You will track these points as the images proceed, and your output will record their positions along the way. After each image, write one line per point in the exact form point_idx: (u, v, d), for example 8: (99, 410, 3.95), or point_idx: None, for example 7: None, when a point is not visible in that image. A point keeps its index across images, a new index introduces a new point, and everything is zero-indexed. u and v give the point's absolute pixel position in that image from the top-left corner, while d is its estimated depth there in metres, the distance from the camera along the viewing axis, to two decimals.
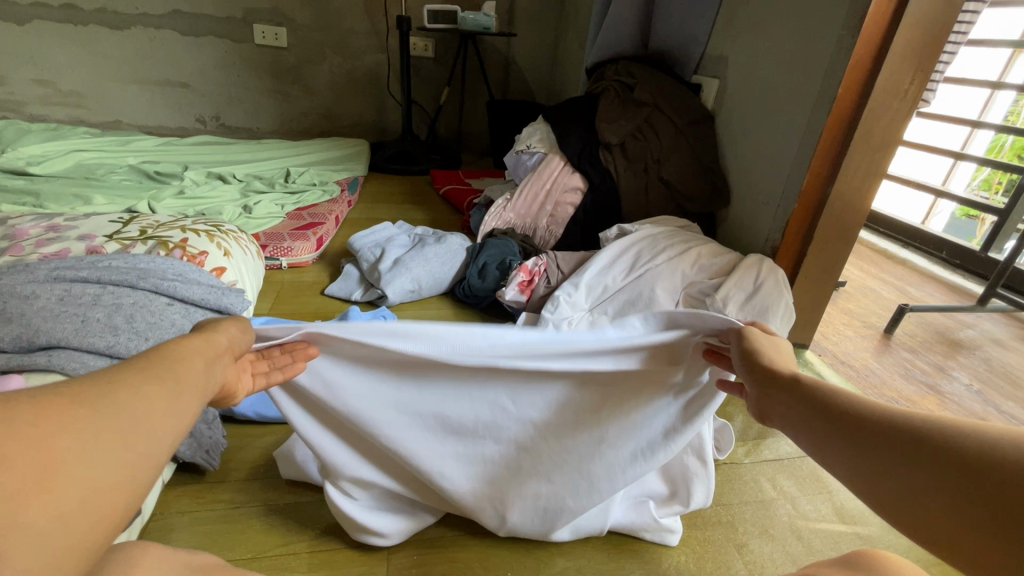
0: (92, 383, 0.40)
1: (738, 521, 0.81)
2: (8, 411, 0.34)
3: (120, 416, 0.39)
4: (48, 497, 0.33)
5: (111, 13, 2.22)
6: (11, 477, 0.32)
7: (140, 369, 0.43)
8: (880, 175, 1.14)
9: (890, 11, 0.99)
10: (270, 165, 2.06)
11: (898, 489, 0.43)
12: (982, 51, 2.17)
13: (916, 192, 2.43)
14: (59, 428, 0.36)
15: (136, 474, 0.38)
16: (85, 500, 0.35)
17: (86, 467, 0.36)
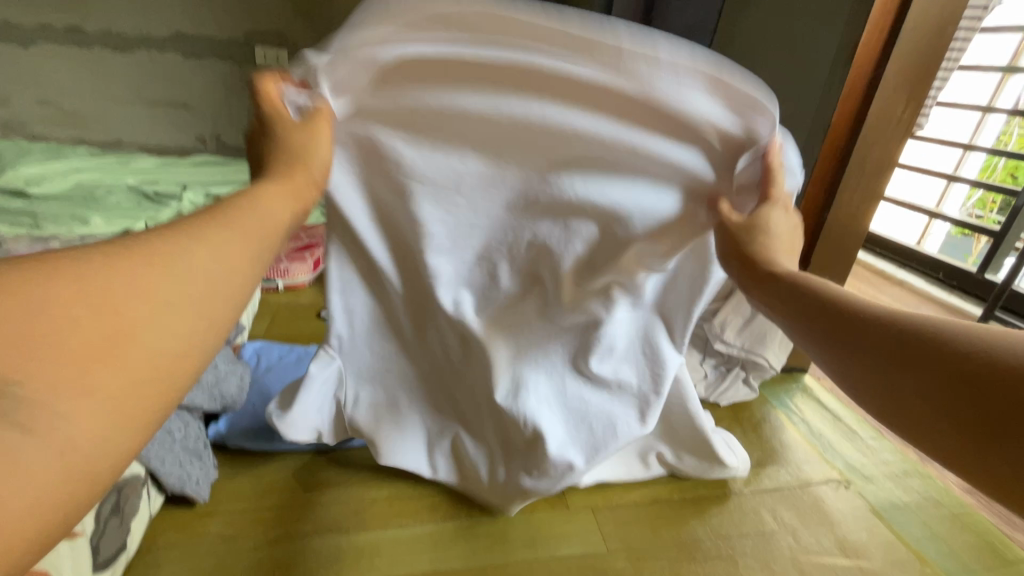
0: (154, 236, 0.36)
1: (737, 554, 0.80)
2: (76, 267, 0.31)
3: (183, 278, 0.35)
4: (111, 360, 0.30)
5: (115, 35, 2.25)
6: (80, 334, 0.29)
7: (204, 224, 0.39)
8: (876, 198, 1.15)
9: (879, 42, 1.02)
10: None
11: (886, 391, 0.39)
12: (973, 76, 2.20)
13: (911, 213, 2.45)
14: (133, 282, 0.33)
15: (213, 332, 0.36)
16: (145, 367, 0.32)
17: (161, 324, 0.33)
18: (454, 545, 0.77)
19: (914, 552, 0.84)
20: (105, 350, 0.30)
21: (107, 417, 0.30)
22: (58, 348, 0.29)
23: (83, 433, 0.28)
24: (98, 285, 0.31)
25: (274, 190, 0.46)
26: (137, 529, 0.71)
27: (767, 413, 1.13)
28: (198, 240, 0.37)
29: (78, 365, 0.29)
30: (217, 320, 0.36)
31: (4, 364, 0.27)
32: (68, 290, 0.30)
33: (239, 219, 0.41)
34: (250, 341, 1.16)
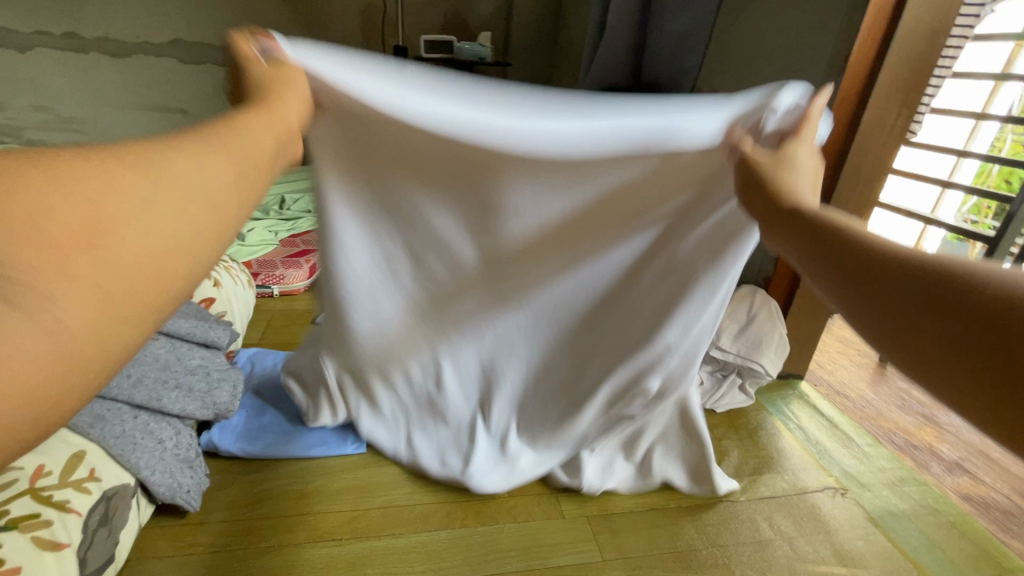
0: (143, 143, 0.34)
1: (734, 563, 0.79)
2: (62, 162, 0.29)
3: (169, 178, 0.32)
4: (98, 253, 0.28)
5: (112, 41, 2.25)
6: (58, 222, 0.27)
7: (190, 140, 0.37)
8: (871, 204, 1.15)
9: (874, 51, 1.02)
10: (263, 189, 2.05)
11: (901, 327, 0.33)
12: (966, 83, 2.23)
13: (906, 219, 2.46)
14: (117, 179, 0.30)
15: (206, 235, 0.33)
16: (134, 263, 0.29)
17: (146, 217, 0.30)
18: (447, 554, 0.76)
19: (911, 560, 0.83)
20: (90, 239, 0.28)
21: (95, 311, 0.27)
22: (30, 238, 0.26)
23: (69, 322, 0.26)
24: (68, 180, 0.29)
25: (256, 120, 0.44)
26: (128, 538, 0.70)
27: (763, 420, 1.13)
28: (179, 152, 0.35)
29: (56, 254, 0.26)
30: (207, 231, 0.33)
31: None
32: (33, 182, 0.28)
33: (219, 139, 0.38)
34: (244, 348, 1.15)
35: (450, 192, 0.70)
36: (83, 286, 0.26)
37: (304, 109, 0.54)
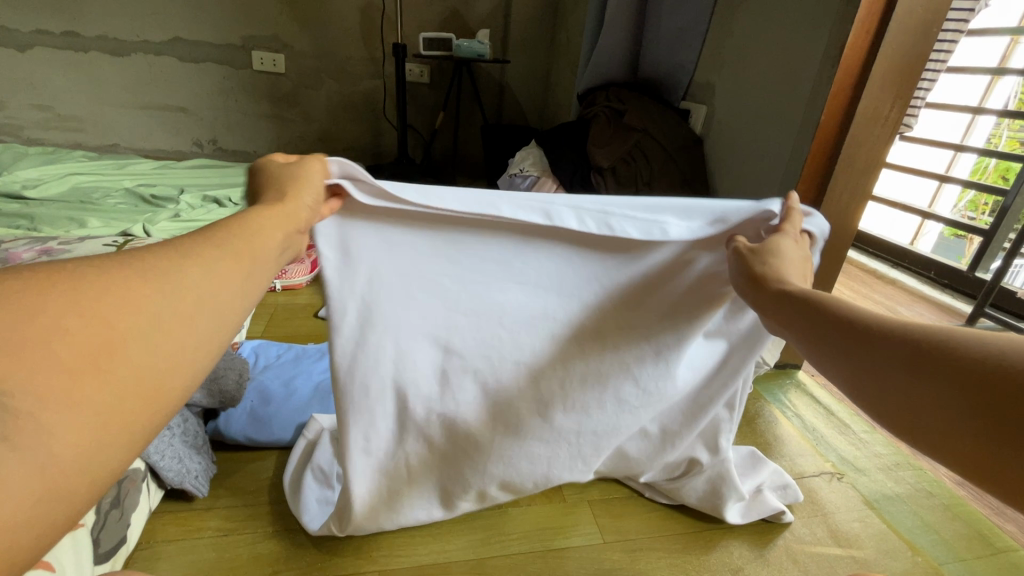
0: (154, 250, 0.37)
1: (732, 544, 0.81)
2: (77, 280, 0.32)
3: (179, 291, 0.35)
4: (101, 379, 0.30)
5: (112, 40, 2.26)
6: (67, 349, 0.30)
7: (201, 246, 0.39)
8: (865, 197, 1.17)
9: (867, 44, 1.03)
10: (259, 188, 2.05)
11: (898, 398, 0.39)
12: (963, 78, 2.24)
13: (903, 213, 2.48)
14: (126, 300, 0.33)
15: (197, 354, 0.36)
16: (129, 384, 0.32)
17: (147, 345, 0.33)
18: (452, 536, 0.78)
19: (906, 541, 0.85)
20: (95, 364, 0.30)
21: (88, 436, 0.30)
22: (41, 366, 0.29)
23: (53, 451, 0.28)
24: (66, 301, 0.31)
25: (262, 214, 0.43)
26: (138, 521, 0.72)
27: (761, 408, 1.15)
28: (186, 254, 0.37)
29: (61, 384, 0.29)
30: (205, 339, 0.36)
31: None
32: (36, 305, 0.30)
33: (224, 238, 0.40)
34: (248, 340, 1.16)
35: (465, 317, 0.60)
36: (72, 414, 0.29)
37: (321, 200, 0.51)
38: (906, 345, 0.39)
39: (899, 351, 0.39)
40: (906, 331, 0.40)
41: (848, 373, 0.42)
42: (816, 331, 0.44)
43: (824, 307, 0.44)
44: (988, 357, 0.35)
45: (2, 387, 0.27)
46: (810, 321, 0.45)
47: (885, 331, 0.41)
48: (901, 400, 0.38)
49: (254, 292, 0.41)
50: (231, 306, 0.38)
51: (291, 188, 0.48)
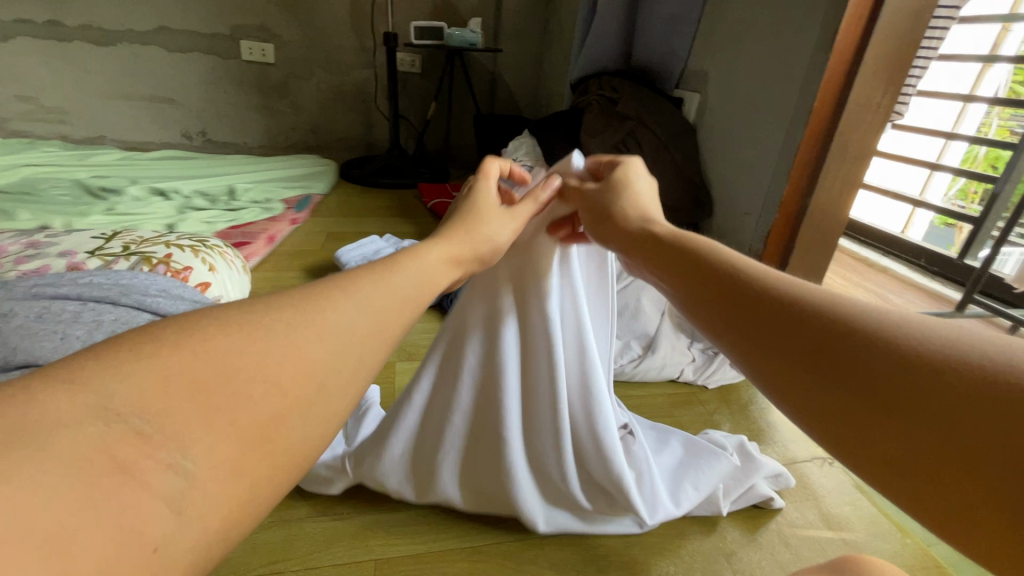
0: (326, 297, 0.38)
1: (725, 529, 0.82)
2: (260, 328, 0.33)
3: (344, 353, 0.36)
4: (267, 449, 0.30)
5: (96, 29, 2.21)
6: (252, 414, 0.30)
7: (369, 297, 0.40)
8: (856, 184, 1.17)
9: (860, 30, 1.03)
10: (204, 183, 1.97)
11: (820, 399, 0.34)
12: (953, 65, 2.25)
13: (894, 202, 2.49)
14: (304, 361, 0.33)
15: (334, 423, 0.35)
16: (289, 451, 0.32)
17: (308, 411, 0.33)
18: (446, 526, 0.78)
19: (895, 523, 0.86)
20: (271, 432, 0.31)
21: (239, 513, 0.29)
22: (216, 438, 0.28)
23: (212, 528, 0.27)
24: (233, 365, 0.30)
25: (431, 252, 0.50)
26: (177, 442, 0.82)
27: (754, 395, 1.15)
28: (346, 308, 0.38)
29: (237, 455, 0.29)
30: (338, 403, 0.35)
31: (185, 438, 0.27)
32: (205, 367, 0.29)
33: (387, 289, 0.42)
34: None
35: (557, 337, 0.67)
36: (235, 489, 0.28)
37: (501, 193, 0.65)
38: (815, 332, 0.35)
39: (803, 336, 0.36)
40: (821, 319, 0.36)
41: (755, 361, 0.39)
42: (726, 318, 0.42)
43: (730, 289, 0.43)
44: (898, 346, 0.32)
45: (181, 449, 0.26)
46: (726, 302, 0.42)
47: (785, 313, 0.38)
48: (809, 388, 0.34)
49: (382, 349, 0.40)
50: (362, 364, 0.37)
51: (472, 217, 0.59)
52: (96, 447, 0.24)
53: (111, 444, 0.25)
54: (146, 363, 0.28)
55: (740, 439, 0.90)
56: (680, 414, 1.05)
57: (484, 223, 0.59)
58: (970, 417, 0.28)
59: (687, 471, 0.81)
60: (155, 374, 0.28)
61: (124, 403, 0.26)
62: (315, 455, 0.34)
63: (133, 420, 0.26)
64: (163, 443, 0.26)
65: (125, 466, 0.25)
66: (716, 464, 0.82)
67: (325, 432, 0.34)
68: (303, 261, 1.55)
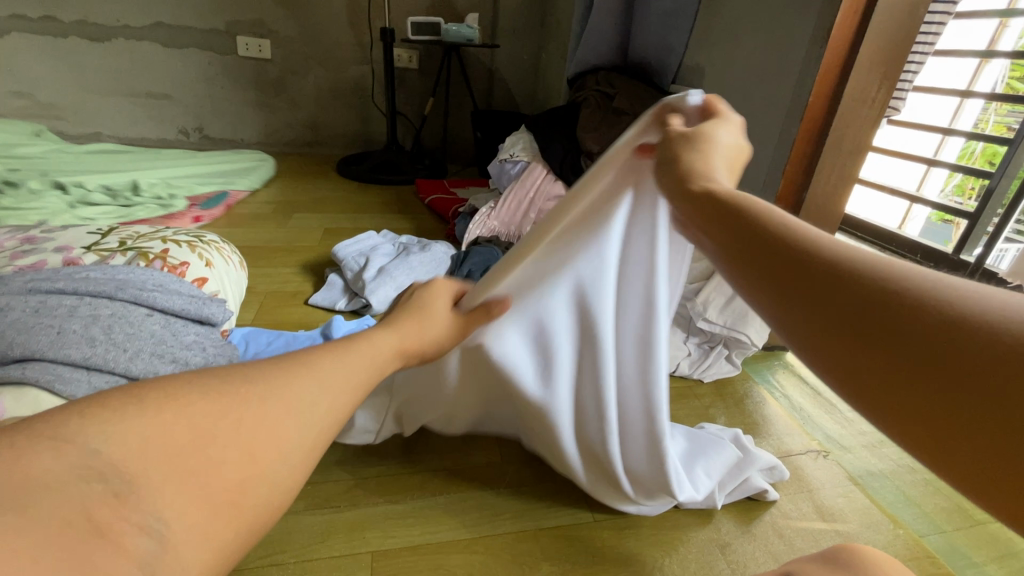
0: (295, 369, 0.45)
1: (720, 521, 0.82)
2: (230, 401, 0.40)
3: (307, 425, 0.43)
4: (230, 513, 0.37)
5: (92, 24, 2.20)
6: (218, 486, 0.37)
7: (330, 370, 0.47)
8: (852, 179, 1.17)
9: (855, 25, 1.03)
10: (113, 175, 1.83)
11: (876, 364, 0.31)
12: (950, 61, 2.25)
13: (891, 197, 2.50)
14: (268, 435, 0.40)
15: (291, 484, 0.42)
16: (250, 512, 0.39)
17: (267, 480, 0.40)
18: (443, 518, 0.78)
19: (889, 515, 0.87)
20: (235, 498, 0.38)
21: (204, 569, 0.35)
22: (183, 503, 0.35)
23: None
24: (204, 439, 0.37)
25: (385, 339, 0.55)
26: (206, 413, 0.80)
27: (749, 388, 1.16)
28: (312, 381, 0.45)
29: (205, 518, 0.35)
30: (294, 470, 0.42)
31: (162, 504, 0.34)
32: (178, 438, 0.36)
33: (347, 360, 0.49)
34: (236, 327, 1.15)
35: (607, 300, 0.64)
36: (202, 549, 0.35)
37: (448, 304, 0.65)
38: (872, 299, 0.31)
39: (865, 300, 0.32)
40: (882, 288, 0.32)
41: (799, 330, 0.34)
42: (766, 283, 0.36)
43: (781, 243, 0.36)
44: (978, 326, 0.28)
45: (155, 515, 0.33)
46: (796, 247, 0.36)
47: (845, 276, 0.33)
48: (860, 362, 0.31)
49: (339, 415, 0.46)
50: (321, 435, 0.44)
51: (425, 308, 0.62)
52: (83, 507, 0.31)
53: (92, 508, 0.31)
54: (127, 431, 0.34)
55: (735, 433, 0.92)
56: (675, 408, 1.06)
57: (427, 317, 0.61)
58: None
59: (697, 457, 0.82)
60: (137, 440, 0.34)
61: (109, 464, 0.33)
62: (272, 509, 0.41)
63: (113, 481, 0.32)
64: (137, 505, 0.33)
65: (101, 529, 0.31)
66: (721, 452, 0.84)
67: (280, 492, 0.41)
68: (300, 258, 1.55)
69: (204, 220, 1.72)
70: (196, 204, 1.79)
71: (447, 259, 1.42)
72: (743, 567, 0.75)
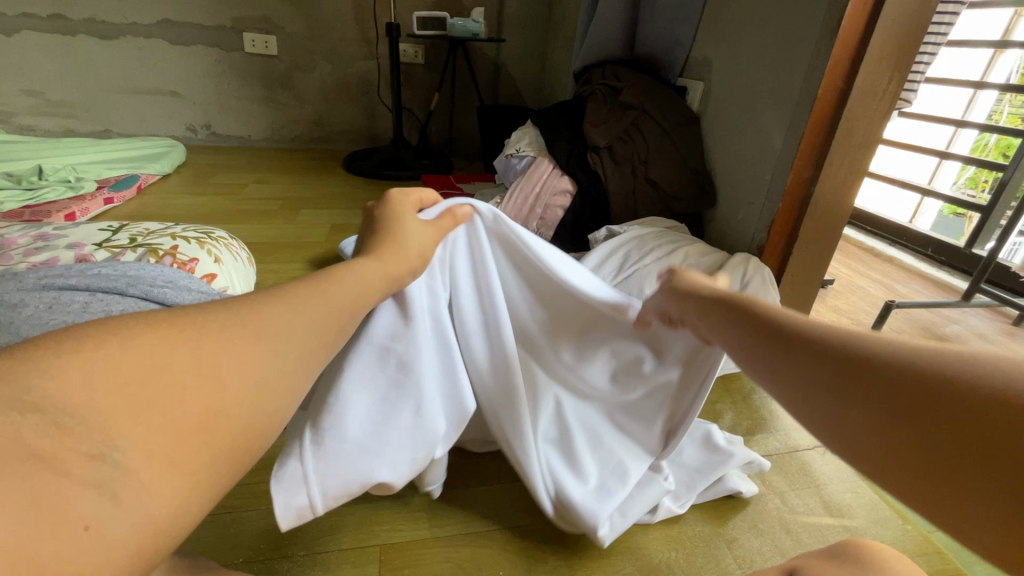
0: (268, 299, 0.43)
1: (728, 517, 0.82)
2: (198, 327, 0.37)
3: (281, 350, 0.41)
4: (203, 440, 0.35)
5: (100, 22, 2.22)
6: (184, 411, 0.34)
7: (303, 300, 0.45)
8: (861, 173, 1.16)
9: (866, 15, 1.01)
10: (18, 160, 1.77)
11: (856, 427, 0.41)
12: (964, 52, 2.21)
13: (902, 191, 2.46)
14: (237, 361, 0.38)
15: (274, 418, 0.40)
16: (225, 443, 0.36)
17: (243, 409, 0.37)
18: (450, 510, 0.79)
19: (897, 511, 0.87)
20: (205, 424, 0.35)
21: (178, 496, 0.34)
22: (141, 430, 0.32)
23: (152, 509, 0.32)
24: (163, 361, 0.34)
25: (369, 265, 0.53)
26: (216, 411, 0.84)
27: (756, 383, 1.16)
28: (283, 309, 0.43)
29: (171, 445, 0.33)
30: (275, 393, 0.40)
31: (115, 431, 0.31)
32: (125, 363, 0.33)
33: (326, 290, 0.47)
34: None
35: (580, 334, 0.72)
36: (168, 476, 0.33)
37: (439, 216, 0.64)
38: (841, 378, 0.42)
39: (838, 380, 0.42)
40: (839, 344, 0.44)
41: (781, 382, 0.46)
42: (757, 347, 0.49)
43: (757, 317, 0.51)
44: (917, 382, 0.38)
45: (112, 444, 0.31)
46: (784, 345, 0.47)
47: (827, 350, 0.44)
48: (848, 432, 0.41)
49: (319, 347, 0.44)
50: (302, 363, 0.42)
51: (394, 231, 0.58)
52: (17, 441, 0.29)
53: (29, 436, 0.29)
54: (71, 357, 0.32)
55: (707, 428, 0.89)
56: None
57: (402, 233, 0.58)
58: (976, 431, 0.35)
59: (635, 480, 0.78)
60: (78, 371, 0.32)
61: (48, 397, 0.30)
62: (252, 442, 0.38)
63: (54, 413, 0.30)
64: (85, 435, 0.31)
65: (45, 458, 0.29)
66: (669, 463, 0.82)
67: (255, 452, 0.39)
68: (308, 253, 1.56)
69: (115, 200, 1.76)
70: (105, 184, 1.81)
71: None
72: (750, 562, 0.75)
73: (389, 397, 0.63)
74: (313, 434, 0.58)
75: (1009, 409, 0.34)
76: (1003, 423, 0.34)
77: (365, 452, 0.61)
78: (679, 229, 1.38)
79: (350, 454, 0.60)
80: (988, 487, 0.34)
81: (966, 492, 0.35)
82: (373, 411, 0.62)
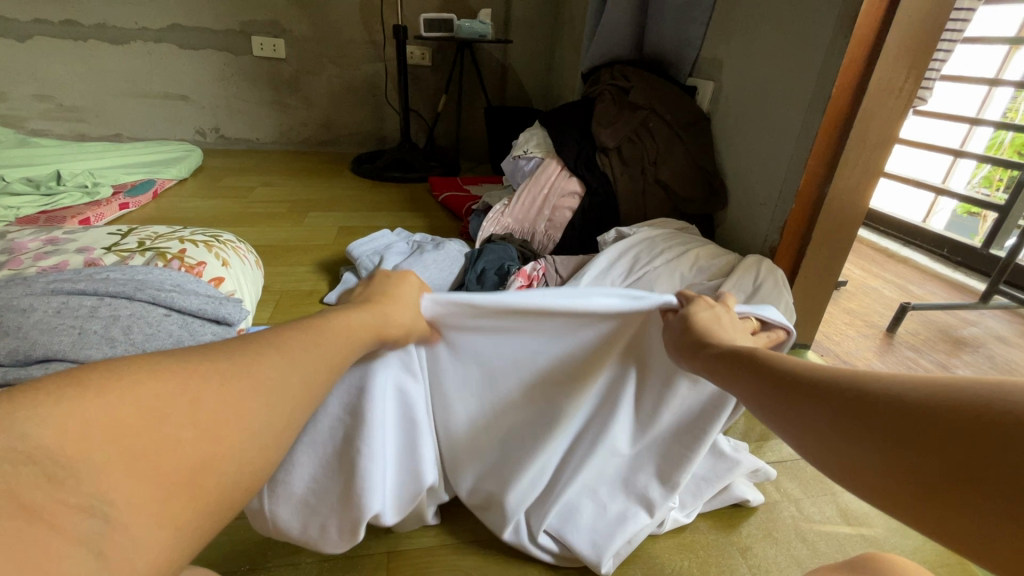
0: (269, 344, 0.45)
1: (742, 525, 0.81)
2: (202, 376, 0.40)
3: (278, 404, 0.43)
4: (193, 493, 0.38)
5: (111, 27, 2.24)
6: (178, 464, 0.37)
7: (300, 345, 0.47)
8: (877, 173, 1.13)
9: (882, 11, 0.99)
10: (39, 165, 1.80)
11: (850, 455, 0.40)
12: (978, 48, 2.17)
13: (916, 190, 2.42)
14: (232, 416, 0.40)
15: (260, 463, 0.42)
16: (213, 493, 0.39)
17: (233, 465, 0.40)
18: (459, 517, 0.78)
19: None
20: (195, 478, 0.38)
21: (162, 548, 0.36)
22: (130, 486, 0.35)
23: (135, 563, 0.34)
24: (163, 413, 0.37)
25: (363, 316, 0.54)
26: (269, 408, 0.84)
27: None
28: (284, 361, 0.45)
29: (161, 497, 0.36)
30: (261, 445, 0.42)
31: (105, 486, 0.34)
32: (123, 414, 0.36)
33: (325, 334, 0.49)
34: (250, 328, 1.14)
35: (553, 400, 0.67)
36: (157, 527, 0.36)
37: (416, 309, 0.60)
38: (827, 405, 0.42)
39: (823, 407, 0.43)
40: (831, 376, 0.44)
41: (785, 421, 0.45)
42: (756, 385, 0.48)
43: (754, 361, 0.50)
44: (901, 402, 0.39)
45: (99, 497, 0.34)
46: (769, 377, 0.48)
47: (817, 378, 0.44)
48: (841, 458, 0.41)
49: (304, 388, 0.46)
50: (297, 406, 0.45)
51: (392, 296, 0.59)
52: (14, 492, 0.32)
53: (27, 487, 0.32)
54: (77, 405, 0.35)
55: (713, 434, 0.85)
56: None
57: (398, 304, 0.59)
58: (959, 449, 0.35)
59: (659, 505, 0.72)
60: (77, 422, 0.34)
61: (45, 449, 0.33)
62: (238, 490, 0.41)
63: (47, 465, 0.33)
64: (75, 487, 0.33)
65: (34, 511, 0.32)
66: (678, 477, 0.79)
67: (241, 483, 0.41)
68: (315, 256, 1.56)
69: (131, 206, 1.78)
70: (122, 190, 1.83)
71: (461, 257, 1.42)
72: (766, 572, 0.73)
73: (337, 464, 0.62)
74: (268, 485, 0.61)
75: (992, 435, 0.34)
76: (981, 433, 0.34)
77: (313, 509, 0.62)
78: (691, 231, 1.37)
79: (301, 507, 0.62)
80: (987, 509, 0.33)
81: (967, 519, 0.34)
82: (324, 475, 0.62)
